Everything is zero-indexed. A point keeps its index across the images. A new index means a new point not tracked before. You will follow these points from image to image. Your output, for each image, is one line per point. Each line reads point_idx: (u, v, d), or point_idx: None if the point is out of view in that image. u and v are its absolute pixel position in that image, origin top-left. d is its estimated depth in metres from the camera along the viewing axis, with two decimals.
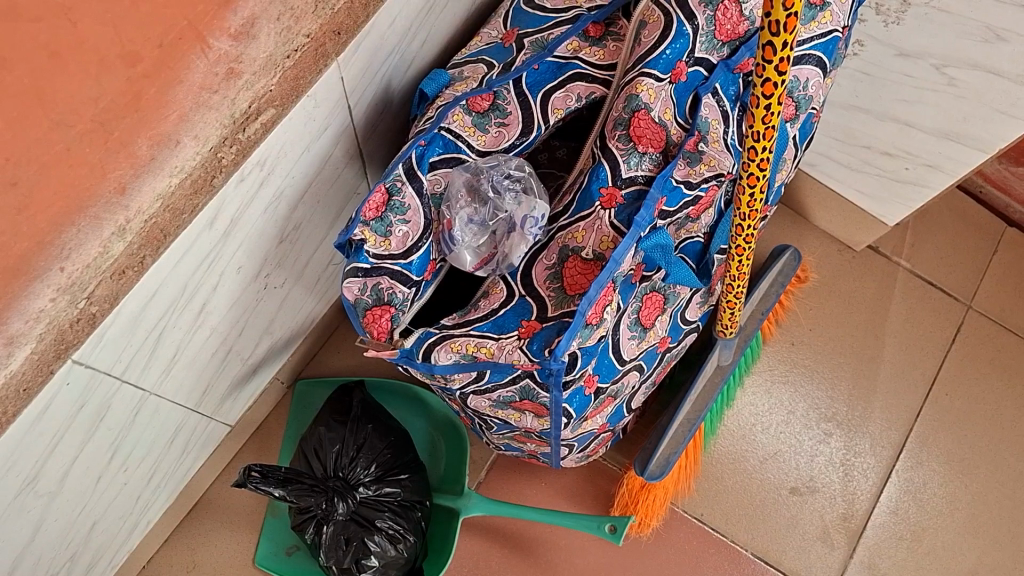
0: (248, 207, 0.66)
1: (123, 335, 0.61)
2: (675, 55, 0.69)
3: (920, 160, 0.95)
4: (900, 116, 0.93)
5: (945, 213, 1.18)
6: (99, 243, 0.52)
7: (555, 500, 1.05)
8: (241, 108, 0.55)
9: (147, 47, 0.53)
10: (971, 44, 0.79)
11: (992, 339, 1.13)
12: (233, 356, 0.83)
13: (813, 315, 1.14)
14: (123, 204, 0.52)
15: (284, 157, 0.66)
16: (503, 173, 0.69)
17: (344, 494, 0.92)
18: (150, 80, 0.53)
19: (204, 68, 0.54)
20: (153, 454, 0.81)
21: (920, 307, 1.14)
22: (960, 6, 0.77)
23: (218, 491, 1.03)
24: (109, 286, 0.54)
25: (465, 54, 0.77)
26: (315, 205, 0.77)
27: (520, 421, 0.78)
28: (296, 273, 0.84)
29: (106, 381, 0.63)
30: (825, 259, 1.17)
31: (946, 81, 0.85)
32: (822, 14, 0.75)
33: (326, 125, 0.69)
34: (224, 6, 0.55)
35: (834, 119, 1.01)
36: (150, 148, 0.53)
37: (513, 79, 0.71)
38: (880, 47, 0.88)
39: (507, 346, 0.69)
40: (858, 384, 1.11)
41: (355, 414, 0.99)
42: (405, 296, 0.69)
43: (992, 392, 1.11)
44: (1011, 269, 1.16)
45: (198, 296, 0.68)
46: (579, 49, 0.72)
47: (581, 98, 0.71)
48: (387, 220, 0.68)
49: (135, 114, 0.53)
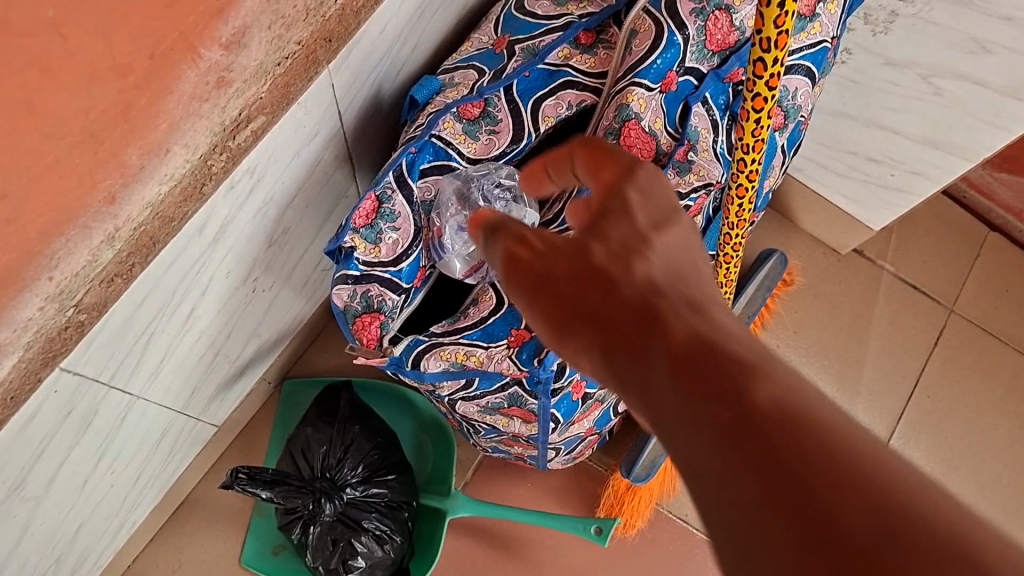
0: (237, 214, 0.66)
1: (111, 342, 0.61)
2: (664, 65, 0.69)
3: (905, 167, 0.97)
4: (886, 123, 0.94)
5: (930, 218, 1.22)
6: (87, 252, 0.52)
7: (542, 501, 1.05)
8: (230, 115, 0.56)
9: (139, 58, 0.51)
10: (956, 55, 0.81)
11: (973, 343, 1.17)
12: (221, 358, 0.83)
13: (798, 318, 1.17)
14: (113, 213, 0.52)
15: (274, 164, 0.66)
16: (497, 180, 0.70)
17: (331, 494, 0.93)
18: (139, 91, 0.51)
19: (195, 77, 0.53)
20: (140, 455, 0.81)
21: (903, 311, 1.18)
22: (946, 17, 0.78)
23: (204, 490, 1.03)
24: (97, 294, 0.55)
25: (455, 60, 0.76)
26: (304, 209, 0.77)
27: (507, 426, 0.79)
28: (284, 276, 0.84)
29: (95, 387, 0.63)
30: (811, 263, 1.19)
31: (932, 90, 0.86)
32: (812, 25, 0.75)
33: (315, 132, 0.69)
34: (215, 16, 0.53)
35: (821, 125, 1.02)
36: (140, 157, 0.52)
37: (503, 87, 0.70)
38: (866, 56, 0.89)
39: (496, 355, 0.69)
40: (842, 387, 1.15)
41: (343, 415, 0.99)
42: (394, 303, 0.70)
43: (972, 395, 1.15)
44: (993, 273, 1.19)
45: (186, 301, 0.68)
46: (570, 56, 0.72)
47: (572, 106, 0.72)
48: (376, 227, 0.68)
49: (124, 124, 0.51)
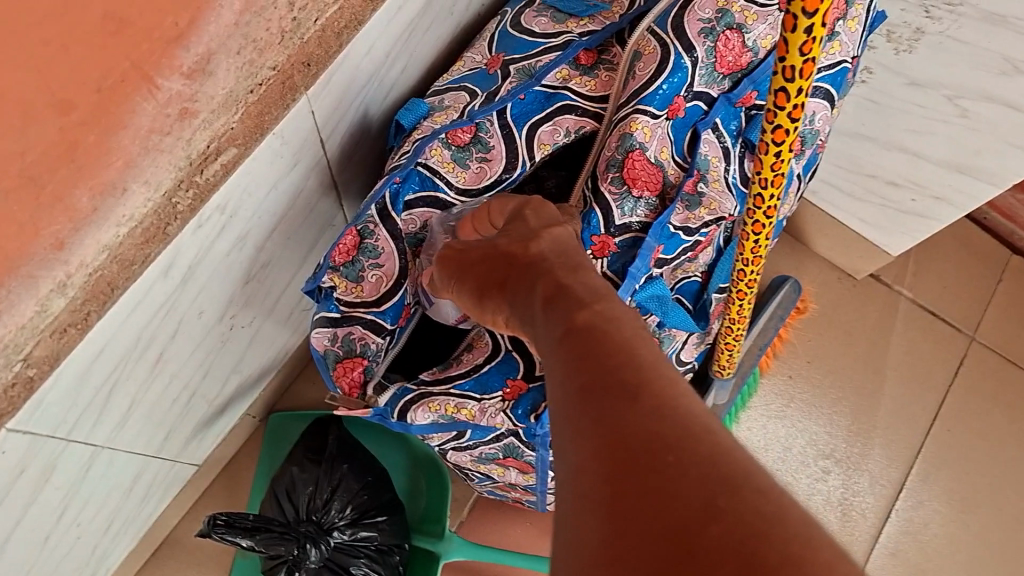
0: (208, 252, 0.60)
1: (68, 396, 0.56)
2: (672, 89, 0.64)
3: (927, 191, 0.91)
4: (908, 146, 0.89)
5: (949, 241, 1.16)
6: (36, 302, 0.46)
7: (541, 542, 1.00)
8: (198, 148, 0.50)
9: (83, 93, 0.47)
10: (987, 76, 0.75)
11: (996, 373, 1.11)
12: (198, 398, 0.78)
13: (811, 346, 1.12)
14: (63, 260, 0.47)
15: (248, 198, 0.61)
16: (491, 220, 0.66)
17: (316, 539, 0.87)
18: (86, 128, 0.47)
19: (153, 109, 0.48)
20: (110, 503, 0.76)
21: (921, 339, 1.12)
22: (976, 35, 0.73)
23: (184, 531, 0.98)
24: (47, 346, 0.49)
25: (446, 81, 0.72)
26: (285, 242, 0.72)
27: (503, 475, 0.73)
28: (266, 310, 0.78)
29: (51, 443, 0.58)
30: (824, 289, 1.14)
31: (957, 112, 0.81)
32: (830, 45, 0.70)
33: (295, 162, 0.64)
34: (174, 41, 0.48)
35: (839, 146, 0.96)
36: (91, 199, 0.47)
37: (496, 110, 0.65)
38: (888, 75, 0.84)
39: (489, 409, 0.62)
40: (857, 420, 1.09)
41: (330, 453, 0.93)
42: (378, 347, 0.65)
43: (996, 428, 1.09)
44: (1016, 298, 1.14)
45: (154, 346, 0.62)
46: (569, 77, 0.67)
47: (570, 133, 0.66)
48: (358, 264, 0.63)
49: (70, 165, 0.46)
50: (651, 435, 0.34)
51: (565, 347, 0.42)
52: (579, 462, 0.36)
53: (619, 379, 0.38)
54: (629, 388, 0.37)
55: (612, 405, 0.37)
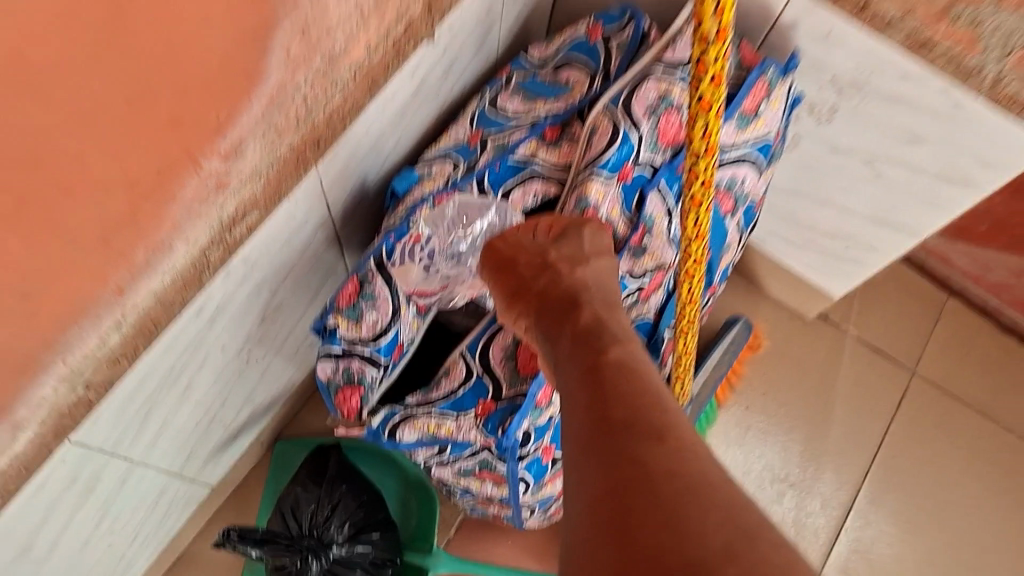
0: (233, 296, 0.73)
1: (116, 415, 0.67)
2: (621, 158, 0.77)
3: (857, 241, 1.05)
4: (837, 202, 1.02)
5: (890, 283, 1.29)
6: (95, 337, 0.57)
7: (520, 558, 1.10)
8: (227, 213, 0.62)
9: (147, 173, 0.57)
10: (894, 144, 0.90)
11: (936, 404, 1.23)
12: (216, 424, 0.89)
13: (765, 379, 1.23)
14: (121, 303, 0.57)
15: (267, 250, 0.73)
16: (498, 215, 0.77)
17: (318, 552, 0.98)
18: (147, 198, 0.57)
19: (196, 183, 0.59)
20: (138, 515, 0.86)
21: (867, 374, 1.24)
22: (882, 111, 0.87)
23: (198, 547, 1.09)
24: (103, 373, 0.61)
25: (435, 152, 0.84)
26: (294, 287, 0.84)
27: (481, 488, 0.85)
28: (275, 347, 0.90)
29: (99, 455, 0.69)
30: (778, 327, 1.26)
31: (874, 173, 0.95)
32: (756, 121, 0.84)
33: (305, 220, 0.76)
34: (216, 131, 0.59)
35: (779, 202, 1.09)
36: (146, 255, 0.57)
37: (475, 179, 0.78)
38: (814, 142, 0.97)
39: (464, 426, 0.75)
40: (810, 447, 1.20)
41: (331, 475, 1.05)
42: (373, 376, 0.76)
43: (937, 455, 1.21)
44: (953, 337, 1.27)
45: (184, 375, 0.74)
46: (537, 149, 0.80)
47: (538, 196, 0.80)
48: (358, 307, 0.75)
49: (132, 227, 0.57)
50: (652, 477, 0.46)
51: (596, 386, 0.54)
52: (590, 487, 0.48)
53: (631, 421, 0.50)
54: (652, 432, 0.49)
55: (619, 440, 0.49)
